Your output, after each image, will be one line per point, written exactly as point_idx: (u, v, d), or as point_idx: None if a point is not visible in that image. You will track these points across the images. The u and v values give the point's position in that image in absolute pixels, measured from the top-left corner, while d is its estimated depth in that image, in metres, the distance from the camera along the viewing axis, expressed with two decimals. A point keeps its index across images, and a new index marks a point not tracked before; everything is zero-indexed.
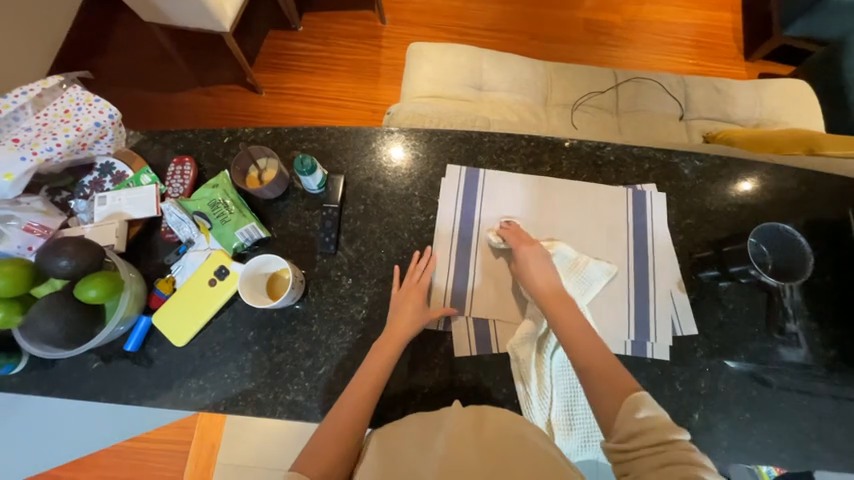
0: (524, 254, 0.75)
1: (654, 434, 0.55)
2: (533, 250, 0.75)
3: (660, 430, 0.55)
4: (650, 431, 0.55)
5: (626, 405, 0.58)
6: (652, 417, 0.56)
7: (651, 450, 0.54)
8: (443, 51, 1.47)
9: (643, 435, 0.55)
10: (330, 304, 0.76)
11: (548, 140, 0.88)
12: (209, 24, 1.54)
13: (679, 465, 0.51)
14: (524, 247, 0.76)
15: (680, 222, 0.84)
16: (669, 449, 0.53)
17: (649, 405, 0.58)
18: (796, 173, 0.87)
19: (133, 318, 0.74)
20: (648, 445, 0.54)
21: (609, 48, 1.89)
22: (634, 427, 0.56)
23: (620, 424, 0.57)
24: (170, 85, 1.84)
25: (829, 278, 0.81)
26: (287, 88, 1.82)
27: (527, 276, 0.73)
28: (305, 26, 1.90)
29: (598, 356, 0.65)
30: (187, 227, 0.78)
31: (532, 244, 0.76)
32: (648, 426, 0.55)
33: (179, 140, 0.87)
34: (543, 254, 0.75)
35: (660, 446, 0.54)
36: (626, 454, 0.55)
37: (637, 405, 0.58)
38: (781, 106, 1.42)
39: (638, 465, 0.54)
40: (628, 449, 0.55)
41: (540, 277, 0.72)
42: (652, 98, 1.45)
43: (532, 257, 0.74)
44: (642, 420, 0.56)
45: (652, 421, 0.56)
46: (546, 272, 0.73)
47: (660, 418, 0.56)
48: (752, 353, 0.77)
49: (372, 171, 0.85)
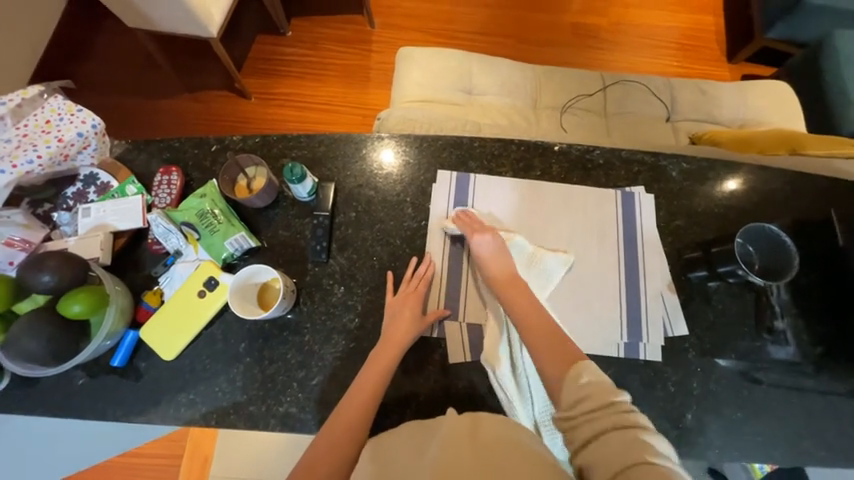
0: (475, 244, 0.76)
1: (595, 398, 0.56)
2: (485, 238, 0.76)
3: (602, 394, 0.56)
4: (593, 395, 0.56)
5: (570, 372, 0.59)
6: (596, 382, 0.57)
7: (591, 413, 0.55)
8: (433, 56, 1.47)
9: (585, 399, 0.56)
10: (322, 313, 0.76)
11: (539, 144, 0.89)
12: (196, 30, 1.52)
13: (619, 427, 0.52)
14: (474, 237, 0.76)
15: (668, 224, 0.85)
16: (609, 411, 0.54)
17: (592, 371, 0.59)
18: (780, 174, 0.89)
19: (119, 333, 0.72)
20: (591, 411, 0.55)
21: (596, 52, 1.92)
22: (576, 394, 0.57)
23: (564, 392, 0.58)
24: (156, 91, 1.81)
25: (813, 276, 0.83)
26: (276, 93, 1.80)
27: (481, 261, 0.75)
28: (294, 32, 1.89)
29: (545, 331, 0.66)
30: (175, 238, 0.76)
31: (483, 233, 0.76)
32: (590, 392, 0.56)
33: (166, 150, 0.85)
34: (495, 242, 0.75)
35: (603, 412, 0.54)
36: (570, 421, 0.56)
37: (581, 372, 0.59)
38: (764, 107, 1.45)
39: (581, 431, 0.54)
40: (571, 414, 0.56)
41: (492, 268, 0.74)
42: (639, 100, 1.47)
43: (488, 247, 0.75)
44: (584, 386, 0.57)
45: (596, 386, 0.57)
46: (499, 262, 0.74)
47: (602, 381, 0.57)
48: (742, 351, 0.78)
49: (363, 177, 0.85)
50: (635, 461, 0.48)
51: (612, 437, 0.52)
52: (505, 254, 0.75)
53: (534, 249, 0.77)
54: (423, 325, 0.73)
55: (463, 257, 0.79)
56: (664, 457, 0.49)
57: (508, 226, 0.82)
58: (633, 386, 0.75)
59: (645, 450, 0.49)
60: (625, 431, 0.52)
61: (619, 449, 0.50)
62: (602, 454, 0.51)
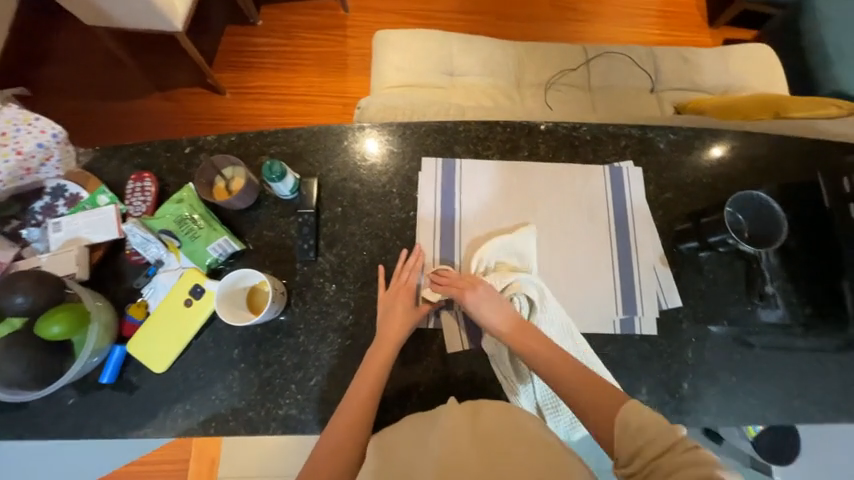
0: (471, 301, 0.69)
1: (658, 440, 0.53)
2: (477, 292, 0.70)
3: (659, 435, 0.53)
4: (653, 437, 0.53)
5: (622, 414, 0.57)
6: (652, 423, 0.55)
7: (657, 459, 0.51)
8: (411, 38, 1.42)
9: (646, 445, 0.53)
10: (315, 313, 0.74)
11: (524, 124, 0.86)
12: (159, 24, 1.44)
13: (685, 466, 0.49)
14: (466, 293, 0.70)
15: (658, 197, 0.85)
16: (676, 452, 0.51)
17: (645, 413, 0.56)
18: (767, 139, 0.89)
19: (105, 349, 0.70)
20: (652, 457, 0.52)
21: (577, 24, 1.88)
22: (636, 441, 0.54)
23: (625, 439, 0.55)
24: (124, 92, 1.73)
25: (801, 238, 0.84)
26: (251, 86, 1.73)
27: (480, 319, 0.69)
28: (265, 20, 1.81)
29: (571, 369, 0.64)
30: (154, 247, 0.73)
31: (473, 288, 0.70)
32: (650, 434, 0.53)
33: (137, 154, 0.81)
34: (488, 289, 0.70)
35: (664, 456, 0.51)
36: (634, 472, 0.53)
37: (634, 414, 0.56)
38: (747, 72, 1.44)
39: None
40: (634, 464, 0.53)
41: (496, 320, 0.68)
42: (623, 72, 1.45)
43: (485, 298, 0.69)
44: (641, 430, 0.55)
45: (653, 427, 0.54)
46: (498, 309, 0.69)
47: (658, 420, 0.55)
48: (734, 318, 0.79)
49: (346, 170, 0.82)
50: None
51: (680, 478, 0.48)
52: (499, 298, 0.70)
53: (507, 239, 0.76)
54: (417, 317, 0.72)
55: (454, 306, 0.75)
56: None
57: (480, 232, 0.80)
58: (630, 360, 0.76)
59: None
60: (691, 467, 0.48)
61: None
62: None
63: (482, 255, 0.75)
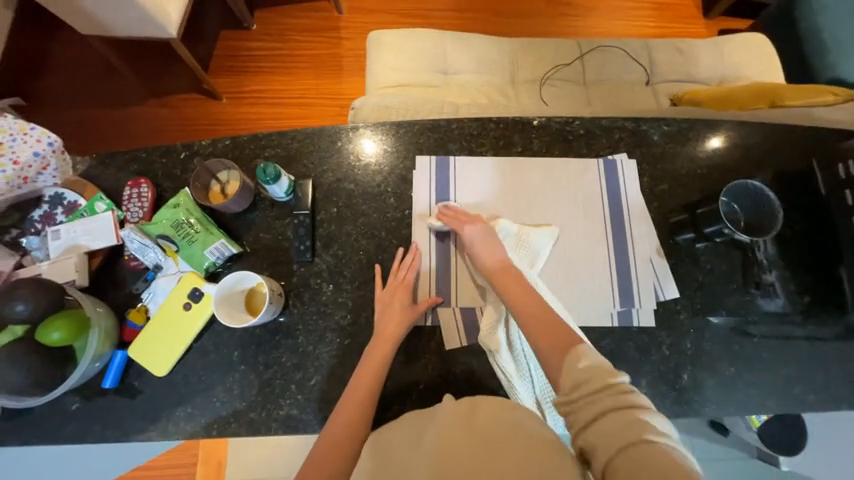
0: (468, 236, 0.74)
1: (596, 381, 0.55)
2: (477, 227, 0.74)
3: (600, 376, 0.55)
4: (591, 378, 0.55)
5: (571, 356, 0.59)
6: (594, 367, 0.57)
7: (591, 397, 0.54)
8: (404, 38, 1.43)
9: (583, 383, 0.55)
10: (314, 313, 0.75)
11: (518, 120, 0.87)
12: (153, 31, 1.45)
13: (617, 409, 0.52)
14: (464, 229, 0.75)
15: (653, 189, 0.85)
16: (611, 392, 0.54)
17: (588, 356, 0.58)
18: (761, 128, 0.89)
19: (106, 353, 0.70)
20: (588, 394, 0.54)
21: (571, 19, 1.87)
22: (573, 380, 0.56)
23: (564, 376, 0.58)
24: (121, 100, 1.74)
25: (798, 227, 0.83)
26: (247, 90, 1.74)
27: (473, 251, 0.74)
28: (259, 24, 1.81)
29: (543, 317, 0.66)
30: (152, 252, 0.74)
31: (473, 223, 0.75)
32: (591, 376, 0.56)
33: (133, 161, 0.82)
34: (488, 231, 0.74)
35: (601, 395, 0.54)
36: (570, 405, 0.55)
37: (583, 357, 0.58)
38: (742, 62, 1.44)
39: (579, 415, 0.54)
40: (570, 398, 0.55)
41: (488, 259, 0.72)
42: (618, 65, 1.45)
43: (480, 237, 0.74)
44: (582, 371, 0.57)
45: (594, 370, 0.56)
46: (493, 250, 0.73)
47: (602, 366, 0.57)
48: (732, 307, 0.79)
49: (341, 170, 0.82)
50: (634, 441, 0.48)
51: (611, 416, 0.51)
52: (495, 241, 0.73)
53: (519, 227, 0.78)
54: (415, 314, 0.72)
55: (452, 249, 0.78)
56: (665, 436, 0.49)
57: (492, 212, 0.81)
58: (629, 353, 0.76)
59: (643, 428, 0.49)
60: (624, 410, 0.51)
61: (617, 429, 0.50)
62: (602, 434, 0.51)
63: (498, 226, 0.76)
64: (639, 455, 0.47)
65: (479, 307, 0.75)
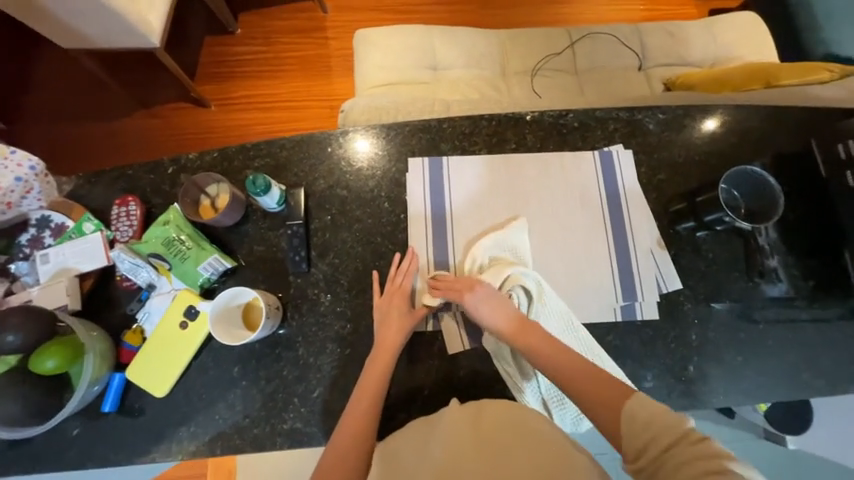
0: (472, 302, 0.69)
1: (666, 434, 0.53)
2: (475, 294, 0.69)
3: (668, 428, 0.54)
4: (663, 430, 0.54)
5: (626, 412, 0.57)
6: (659, 416, 0.55)
7: (665, 453, 0.52)
8: (391, 35, 1.40)
9: (654, 438, 0.54)
10: (313, 325, 0.73)
11: (510, 115, 0.85)
12: (136, 42, 1.42)
13: (696, 459, 0.50)
14: (466, 294, 0.69)
15: (651, 179, 0.83)
16: (686, 442, 0.52)
17: (652, 404, 0.57)
18: (758, 111, 0.87)
19: (104, 377, 0.69)
20: (662, 451, 0.52)
21: (559, 6, 1.85)
22: (643, 435, 0.55)
23: (628, 433, 0.56)
24: (107, 112, 1.71)
25: (800, 210, 0.82)
26: (234, 98, 1.72)
27: (480, 319, 0.68)
28: (243, 28, 1.78)
29: (575, 368, 0.63)
30: (144, 272, 0.73)
31: (472, 289, 0.69)
32: (662, 429, 0.54)
33: (120, 178, 0.80)
34: (489, 291, 0.70)
35: (674, 449, 0.52)
36: (647, 467, 0.53)
37: (641, 408, 0.56)
38: (734, 42, 1.42)
39: (661, 476, 0.52)
40: (645, 458, 0.53)
41: (496, 321, 0.68)
42: (609, 52, 1.42)
43: (485, 300, 0.69)
44: (649, 423, 0.55)
45: (662, 421, 0.54)
46: (501, 307, 0.68)
47: (664, 412, 0.55)
48: (737, 295, 0.78)
49: (333, 177, 0.81)
50: None
51: (693, 469, 0.49)
52: (503, 301, 0.69)
53: (497, 233, 0.76)
54: (415, 320, 0.71)
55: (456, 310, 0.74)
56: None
57: (468, 238, 0.78)
58: (633, 347, 0.75)
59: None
60: (706, 460, 0.49)
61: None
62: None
63: (474, 254, 0.75)
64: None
65: None
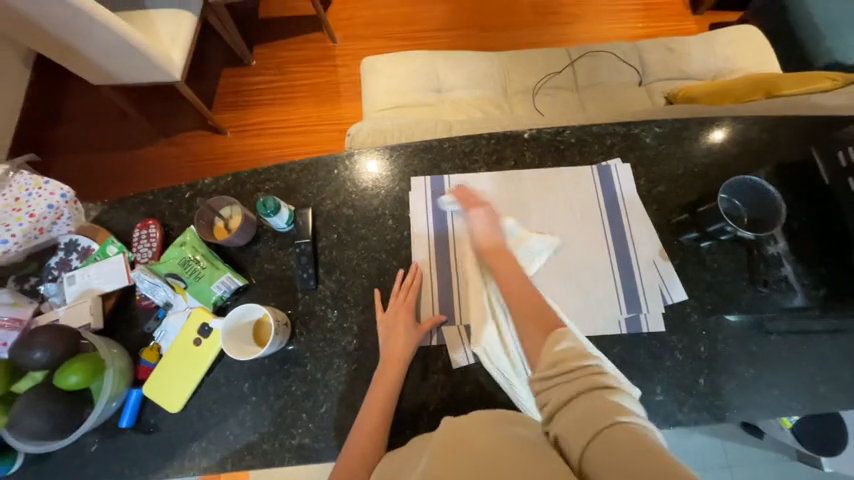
0: (475, 216, 0.77)
1: (571, 362, 0.56)
2: (478, 210, 0.77)
3: (575, 358, 0.57)
4: (569, 358, 0.57)
5: (548, 340, 0.61)
6: (573, 349, 0.58)
7: (564, 377, 0.55)
8: (397, 62, 1.47)
9: (558, 363, 0.57)
10: (320, 340, 0.75)
11: (508, 134, 0.88)
12: (158, 76, 1.52)
13: (590, 390, 0.52)
14: (474, 208, 0.78)
15: (650, 191, 0.84)
16: (584, 374, 0.54)
17: (572, 340, 0.59)
18: (757, 121, 0.88)
19: (122, 393, 0.72)
20: (562, 375, 0.56)
21: (558, 27, 1.91)
22: (552, 359, 0.58)
23: (542, 357, 0.59)
24: (132, 141, 1.83)
25: (806, 219, 0.82)
26: (250, 124, 1.81)
27: (474, 232, 0.76)
28: (258, 60, 1.89)
29: (526, 298, 0.68)
30: (162, 291, 0.76)
31: (478, 207, 0.77)
32: (569, 360, 0.57)
33: (142, 204, 0.86)
34: (490, 213, 0.77)
35: (572, 376, 0.55)
36: (545, 384, 0.56)
37: (564, 338, 0.60)
38: (735, 54, 1.44)
39: (552, 396, 0.55)
40: (545, 380, 0.56)
41: (484, 237, 0.75)
42: (608, 69, 1.46)
43: (483, 218, 0.76)
44: (562, 352, 0.58)
45: (570, 352, 0.58)
46: (495, 232, 0.75)
47: (579, 348, 0.58)
48: (745, 305, 0.77)
49: (339, 196, 0.84)
50: (603, 421, 0.48)
51: (585, 400, 0.51)
52: (497, 225, 0.76)
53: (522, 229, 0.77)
54: (418, 335, 0.73)
55: (462, 235, 0.80)
56: (636, 416, 0.49)
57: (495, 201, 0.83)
58: (640, 360, 0.74)
59: (615, 410, 0.49)
60: (598, 392, 0.52)
61: (589, 416, 0.49)
62: (573, 422, 0.50)
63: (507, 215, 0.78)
64: (611, 437, 0.46)
65: None
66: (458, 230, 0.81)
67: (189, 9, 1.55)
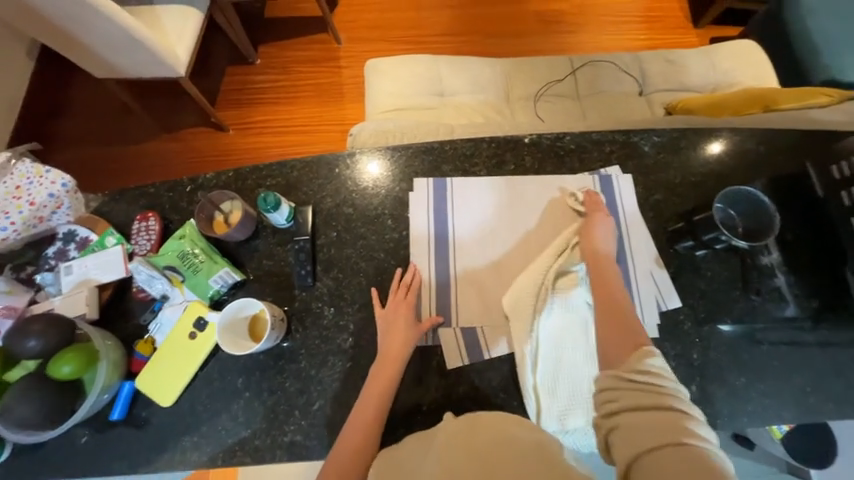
0: (596, 221, 0.78)
1: (653, 379, 0.57)
2: (602, 218, 0.78)
3: (661, 378, 0.57)
4: (653, 375, 0.57)
5: (634, 355, 0.61)
6: (657, 368, 0.58)
7: (643, 388, 0.56)
8: (401, 64, 1.49)
9: (639, 375, 0.57)
10: (316, 337, 0.75)
11: (509, 139, 0.89)
12: (162, 71, 1.53)
13: (668, 410, 0.53)
14: (595, 215, 0.78)
15: (647, 199, 0.85)
16: (664, 394, 0.55)
17: (657, 361, 0.59)
18: (754, 133, 0.90)
19: (115, 385, 0.72)
20: (641, 387, 0.56)
21: (561, 36, 1.93)
22: (636, 369, 0.58)
23: (626, 363, 0.60)
24: (135, 135, 1.83)
25: (799, 230, 0.82)
26: (253, 122, 1.81)
27: (586, 232, 0.76)
28: (263, 59, 1.90)
29: (614, 310, 0.68)
30: (159, 283, 0.77)
31: (603, 217, 0.78)
32: (651, 378, 0.57)
33: (142, 196, 0.86)
34: (608, 223, 0.78)
35: (650, 391, 0.55)
36: (619, 383, 0.57)
37: (650, 357, 0.60)
38: (734, 68, 1.46)
39: (625, 397, 0.56)
40: (620, 384, 0.57)
41: (598, 242, 0.75)
42: (610, 78, 1.48)
43: (598, 223, 0.77)
44: (644, 365, 0.58)
45: (655, 371, 0.58)
46: (607, 242, 0.76)
47: (664, 371, 0.58)
48: (738, 314, 0.77)
49: (339, 195, 0.85)
50: (673, 441, 0.50)
51: (658, 415, 0.52)
52: (610, 236, 0.76)
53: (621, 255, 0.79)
54: (418, 333, 0.73)
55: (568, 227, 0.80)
56: (704, 442, 0.50)
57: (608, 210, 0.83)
58: None
59: (684, 433, 0.50)
60: (673, 414, 0.52)
61: (655, 431, 0.51)
62: (640, 430, 0.52)
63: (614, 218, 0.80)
64: (673, 455, 0.48)
65: (479, 326, 0.76)
66: (565, 226, 0.81)
67: (195, 6, 1.56)
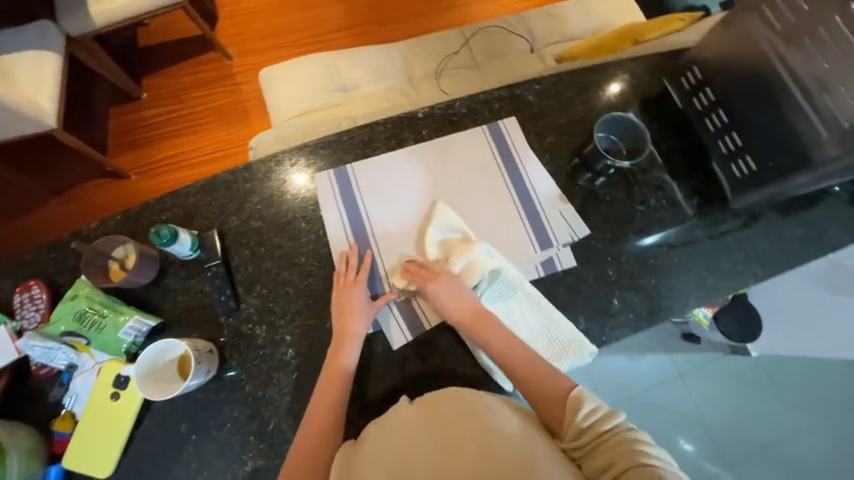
0: (433, 291, 0.73)
1: (595, 426, 0.60)
2: (438, 283, 0.74)
3: (601, 421, 0.60)
4: (593, 421, 0.60)
5: (569, 407, 0.63)
6: (594, 410, 0.62)
7: (595, 441, 0.59)
8: (295, 68, 1.44)
9: (585, 430, 0.60)
10: (254, 359, 0.73)
11: (403, 115, 0.90)
12: (27, 126, 1.35)
13: (620, 448, 0.56)
14: (428, 284, 0.74)
15: (542, 143, 0.91)
16: (612, 436, 0.58)
17: (589, 404, 0.62)
18: (622, 64, 0.98)
19: (38, 473, 0.66)
20: (593, 439, 0.59)
21: (453, 11, 1.97)
22: (579, 424, 0.61)
23: (568, 426, 0.61)
24: (14, 205, 1.62)
25: (672, 142, 0.92)
26: (152, 160, 1.68)
27: (441, 307, 0.73)
28: (147, 91, 1.75)
29: (526, 364, 0.68)
30: (61, 354, 0.70)
31: (435, 279, 0.74)
32: (597, 426, 0.60)
33: (19, 266, 0.77)
34: (449, 282, 0.74)
35: (600, 441, 0.58)
36: (579, 450, 0.59)
37: (579, 403, 0.63)
38: (607, 11, 1.57)
39: (587, 459, 0.58)
40: (578, 447, 0.59)
41: (454, 309, 0.72)
42: (502, 42, 1.54)
43: (438, 292, 0.73)
44: (582, 416, 0.61)
45: (593, 415, 0.61)
46: (458, 299, 0.73)
47: (600, 409, 0.62)
48: (639, 228, 0.86)
49: (244, 211, 0.82)
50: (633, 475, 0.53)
51: (614, 458, 0.56)
52: (459, 290, 0.73)
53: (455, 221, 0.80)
54: (373, 311, 0.74)
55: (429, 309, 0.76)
56: (657, 461, 0.54)
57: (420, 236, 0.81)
58: (560, 296, 0.81)
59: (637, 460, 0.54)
60: (624, 447, 0.56)
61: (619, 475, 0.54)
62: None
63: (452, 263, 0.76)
64: None
65: (412, 297, 0.77)
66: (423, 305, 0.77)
67: (50, 48, 1.38)
